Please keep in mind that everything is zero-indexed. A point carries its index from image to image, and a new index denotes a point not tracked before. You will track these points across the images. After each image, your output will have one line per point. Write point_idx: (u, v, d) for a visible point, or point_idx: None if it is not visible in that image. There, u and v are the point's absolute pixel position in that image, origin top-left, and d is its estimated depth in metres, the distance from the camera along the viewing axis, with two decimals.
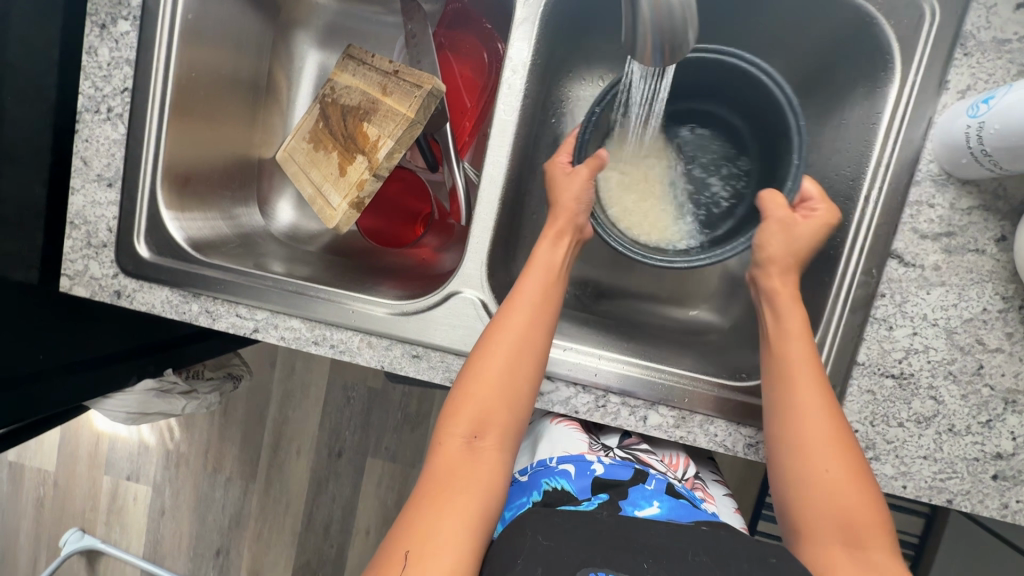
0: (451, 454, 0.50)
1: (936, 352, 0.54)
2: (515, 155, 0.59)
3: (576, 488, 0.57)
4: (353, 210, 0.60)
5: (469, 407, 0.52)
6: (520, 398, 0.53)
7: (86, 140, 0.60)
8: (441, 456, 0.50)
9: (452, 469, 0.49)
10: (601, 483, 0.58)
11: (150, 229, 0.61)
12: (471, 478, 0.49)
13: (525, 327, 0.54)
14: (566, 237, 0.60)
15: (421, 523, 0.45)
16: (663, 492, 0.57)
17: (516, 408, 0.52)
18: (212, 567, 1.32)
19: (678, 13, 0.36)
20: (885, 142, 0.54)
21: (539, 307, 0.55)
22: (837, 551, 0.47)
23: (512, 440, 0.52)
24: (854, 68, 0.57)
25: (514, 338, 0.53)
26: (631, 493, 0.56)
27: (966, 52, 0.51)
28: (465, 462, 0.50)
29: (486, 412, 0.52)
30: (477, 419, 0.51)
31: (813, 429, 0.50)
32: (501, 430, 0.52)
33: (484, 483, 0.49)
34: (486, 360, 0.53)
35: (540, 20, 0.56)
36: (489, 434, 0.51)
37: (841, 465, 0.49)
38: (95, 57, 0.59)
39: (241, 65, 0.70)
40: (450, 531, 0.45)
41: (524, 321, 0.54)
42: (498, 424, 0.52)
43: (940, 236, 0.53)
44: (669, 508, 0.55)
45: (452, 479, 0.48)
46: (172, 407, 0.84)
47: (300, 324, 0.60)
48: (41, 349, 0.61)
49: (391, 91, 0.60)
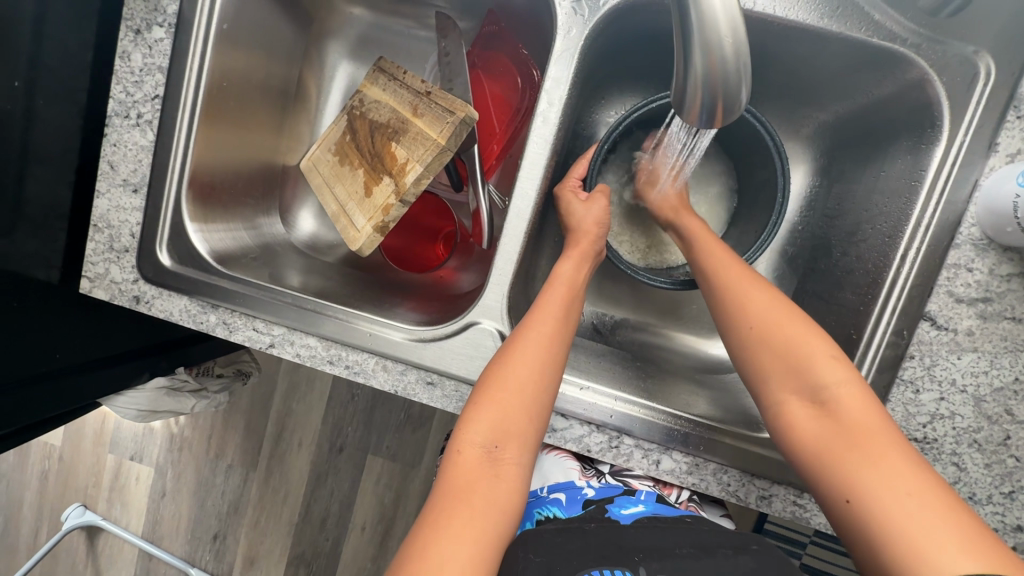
0: (469, 462, 0.49)
1: (961, 420, 0.52)
2: (544, 186, 0.58)
3: (567, 513, 0.58)
4: (377, 233, 0.60)
5: (490, 415, 0.50)
6: (540, 405, 0.51)
7: (114, 145, 0.60)
8: (458, 463, 0.49)
9: (469, 480, 0.48)
10: (591, 500, 0.57)
11: (173, 237, 0.61)
12: (486, 488, 0.47)
13: (547, 342, 0.53)
14: (588, 261, 0.60)
15: (433, 550, 0.43)
16: (652, 500, 0.58)
17: (532, 403, 0.51)
18: (208, 552, 1.32)
19: (733, 71, 0.34)
20: (927, 201, 0.52)
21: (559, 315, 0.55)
22: (796, 408, 0.48)
23: (529, 451, 0.50)
24: (897, 120, 0.55)
25: (537, 345, 0.53)
26: (618, 498, 0.57)
27: (1019, 115, 0.49)
28: (484, 474, 0.48)
29: (504, 410, 0.50)
30: (495, 427, 0.50)
31: (749, 293, 0.52)
32: (519, 441, 0.50)
33: (501, 503, 0.47)
34: (509, 367, 0.51)
35: (579, 54, 0.55)
36: (510, 445, 0.50)
37: (774, 312, 0.50)
38: (128, 62, 0.59)
39: (273, 72, 0.70)
40: (463, 553, 0.43)
41: (544, 332, 0.54)
42: (519, 437, 0.50)
43: (976, 301, 0.51)
44: (653, 507, 0.56)
45: (469, 496, 0.47)
46: (182, 406, 0.84)
47: (316, 343, 0.59)
48: (58, 348, 0.61)
49: (422, 113, 0.59)
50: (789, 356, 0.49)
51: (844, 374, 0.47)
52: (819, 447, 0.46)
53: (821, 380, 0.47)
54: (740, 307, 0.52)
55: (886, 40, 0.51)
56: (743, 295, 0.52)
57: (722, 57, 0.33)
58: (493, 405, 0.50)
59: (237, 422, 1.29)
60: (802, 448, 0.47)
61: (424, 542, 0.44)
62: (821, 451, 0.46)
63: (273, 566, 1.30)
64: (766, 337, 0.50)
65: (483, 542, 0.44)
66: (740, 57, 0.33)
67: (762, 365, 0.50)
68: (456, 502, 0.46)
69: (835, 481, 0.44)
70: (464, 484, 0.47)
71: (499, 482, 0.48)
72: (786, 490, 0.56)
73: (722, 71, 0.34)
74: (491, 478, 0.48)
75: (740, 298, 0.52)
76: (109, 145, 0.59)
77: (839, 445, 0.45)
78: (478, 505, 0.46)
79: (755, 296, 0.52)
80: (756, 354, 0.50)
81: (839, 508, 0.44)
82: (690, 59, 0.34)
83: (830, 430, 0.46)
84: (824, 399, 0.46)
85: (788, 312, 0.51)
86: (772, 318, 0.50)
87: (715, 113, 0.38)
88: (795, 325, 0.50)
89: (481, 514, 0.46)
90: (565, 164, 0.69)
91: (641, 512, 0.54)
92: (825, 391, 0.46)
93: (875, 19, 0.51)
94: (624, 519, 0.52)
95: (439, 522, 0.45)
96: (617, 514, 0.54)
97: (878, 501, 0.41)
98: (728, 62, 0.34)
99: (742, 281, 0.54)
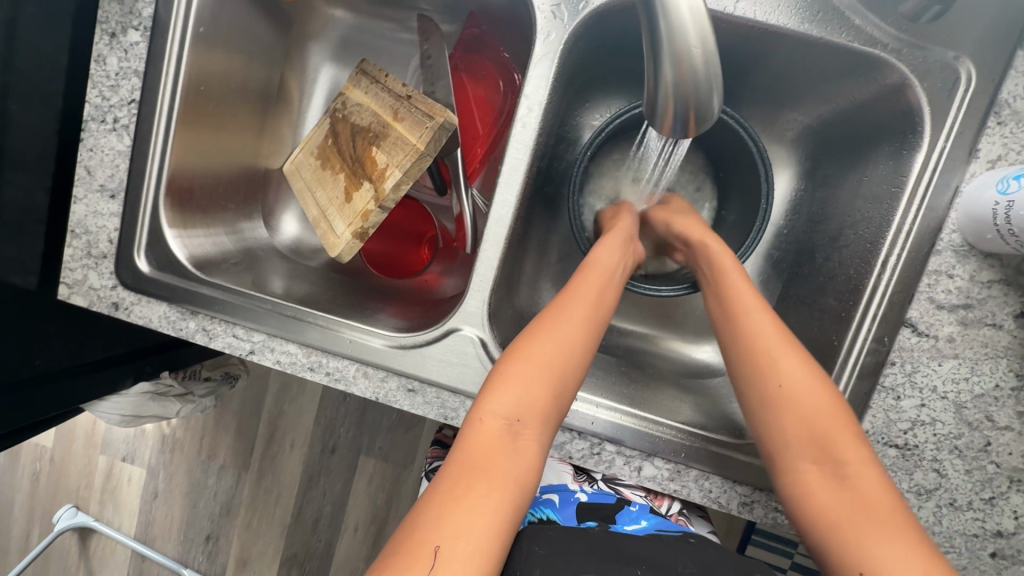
0: (489, 433, 0.48)
1: (942, 426, 0.52)
2: (525, 191, 0.58)
3: (561, 517, 0.58)
4: (356, 239, 0.59)
5: (516, 388, 0.50)
6: (565, 388, 0.51)
7: (91, 149, 0.59)
8: (478, 433, 0.48)
9: (490, 450, 0.47)
10: (587, 509, 0.58)
11: (151, 243, 0.60)
12: (506, 461, 0.47)
13: (580, 325, 0.53)
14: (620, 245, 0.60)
15: (452, 521, 0.43)
16: (648, 512, 0.58)
17: (559, 381, 0.51)
18: (200, 554, 1.32)
19: (703, 81, 0.34)
20: (907, 208, 0.52)
21: (593, 306, 0.55)
22: (810, 472, 0.47)
23: (551, 433, 0.50)
24: (879, 125, 0.55)
25: (569, 326, 0.53)
26: (619, 516, 0.57)
27: (999, 121, 0.49)
28: (506, 447, 0.48)
29: (531, 385, 0.50)
30: (522, 401, 0.49)
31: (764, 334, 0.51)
32: (543, 419, 0.50)
33: (519, 480, 0.47)
34: (539, 345, 0.51)
35: (559, 58, 0.55)
36: (532, 422, 0.49)
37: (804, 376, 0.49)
38: (103, 66, 0.58)
39: (254, 74, 0.69)
40: (479, 531, 0.43)
41: (577, 316, 0.54)
42: (541, 414, 0.50)
43: (957, 307, 0.51)
44: (655, 522, 0.56)
45: (491, 469, 0.46)
46: (166, 410, 0.83)
47: (297, 350, 0.59)
48: (37, 354, 0.61)
49: (402, 117, 0.59)
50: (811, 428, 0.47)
51: (861, 454, 0.46)
52: (827, 511, 0.45)
53: (841, 454, 0.46)
54: (764, 364, 0.50)
55: (866, 45, 0.51)
56: (771, 350, 0.50)
57: (692, 67, 0.33)
58: (521, 379, 0.50)
59: (228, 423, 1.28)
60: (809, 507, 0.47)
61: (441, 511, 0.44)
62: (832, 512, 0.45)
63: (266, 567, 1.30)
64: (786, 405, 0.48)
65: (500, 518, 0.44)
66: (710, 67, 0.33)
67: (781, 430, 0.49)
68: (477, 473, 0.46)
69: (838, 542, 0.44)
70: (484, 456, 0.47)
71: (519, 457, 0.48)
72: (768, 496, 0.56)
73: (693, 81, 0.34)
74: (512, 453, 0.48)
75: (765, 357, 0.50)
76: (85, 150, 0.59)
77: (851, 510, 0.44)
78: (497, 481, 0.46)
79: (786, 359, 0.50)
80: (775, 419, 0.49)
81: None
82: (660, 70, 0.34)
83: (843, 496, 0.45)
84: (841, 467, 0.46)
85: (819, 382, 0.49)
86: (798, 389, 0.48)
87: (689, 123, 0.37)
88: (821, 397, 0.48)
89: (498, 491, 0.46)
90: (549, 167, 0.69)
91: (643, 528, 0.54)
92: (845, 464, 0.46)
93: (856, 23, 0.50)
94: (630, 533, 0.53)
95: (458, 494, 0.45)
96: (621, 529, 0.54)
97: (885, 563, 0.41)
98: (698, 71, 0.33)
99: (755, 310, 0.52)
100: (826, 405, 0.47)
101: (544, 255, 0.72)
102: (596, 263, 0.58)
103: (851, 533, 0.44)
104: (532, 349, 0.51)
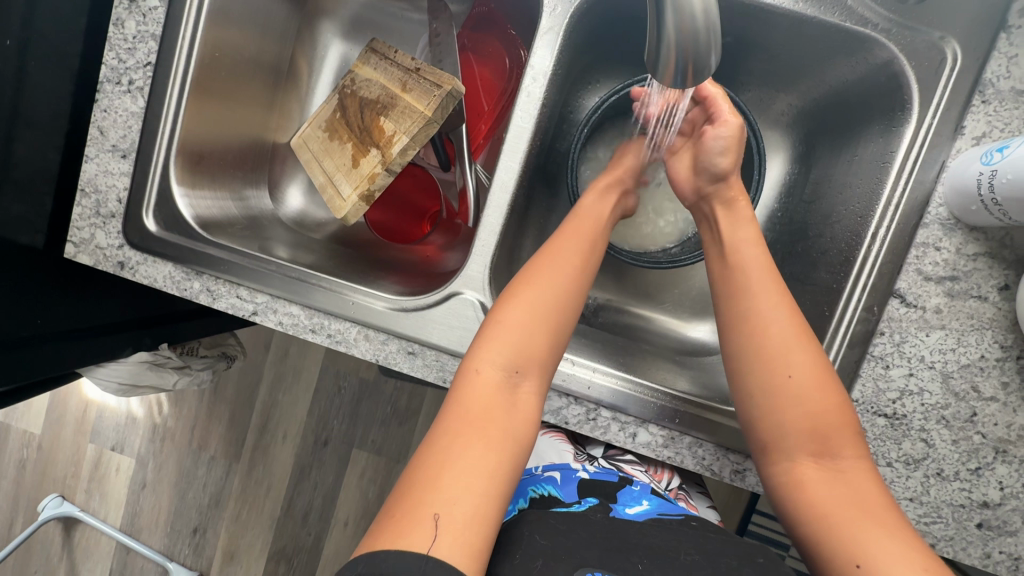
0: (488, 387, 0.50)
1: (929, 396, 0.54)
2: (528, 162, 0.60)
3: (563, 493, 0.58)
4: (363, 202, 0.61)
5: (507, 342, 0.51)
6: (558, 340, 0.53)
7: (105, 110, 0.60)
8: (474, 387, 0.50)
9: (485, 402, 0.49)
10: (588, 486, 0.59)
11: (160, 203, 0.61)
12: (505, 412, 0.49)
13: (570, 277, 0.55)
14: (609, 193, 0.62)
15: (444, 487, 0.44)
16: (650, 493, 0.58)
17: (552, 332, 0.53)
18: (187, 546, 1.30)
19: (702, 32, 0.35)
20: (895, 182, 0.54)
21: (578, 265, 0.56)
22: (807, 470, 0.50)
23: (547, 383, 0.53)
24: (872, 104, 0.57)
25: (557, 277, 0.55)
26: (620, 496, 0.57)
27: (983, 100, 0.51)
28: (501, 397, 0.50)
29: (523, 337, 0.52)
30: (517, 352, 0.51)
31: (777, 327, 0.51)
32: (538, 369, 0.52)
33: (516, 428, 0.49)
34: (526, 295, 0.53)
35: (564, 31, 0.57)
36: (527, 373, 0.51)
37: (809, 375, 0.50)
38: (121, 29, 0.59)
39: (266, 49, 0.71)
40: (471, 489, 0.44)
41: (563, 272, 0.55)
42: (536, 363, 0.52)
43: (944, 279, 0.53)
44: (657, 504, 0.56)
45: (484, 418, 0.48)
46: (162, 381, 0.84)
47: (300, 311, 0.60)
48: (39, 314, 0.61)
49: (410, 88, 0.61)
50: (812, 422, 0.50)
51: (856, 453, 0.49)
52: (822, 501, 0.48)
53: (840, 450, 0.49)
54: (775, 358, 0.51)
55: (857, 25, 0.53)
56: (784, 347, 0.51)
57: (692, 16, 0.35)
58: (513, 329, 0.52)
59: (221, 410, 1.28)
60: (804, 502, 0.49)
61: (433, 474, 0.45)
62: (825, 507, 0.48)
63: (253, 561, 1.28)
64: (792, 402, 0.50)
65: (497, 470, 0.46)
66: (709, 17, 0.35)
67: (781, 429, 0.51)
68: (472, 425, 0.48)
69: (830, 534, 0.47)
70: (484, 409, 0.49)
71: (516, 409, 0.50)
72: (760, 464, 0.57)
73: (693, 32, 0.35)
74: (507, 403, 0.50)
75: (774, 359, 0.51)
76: (99, 111, 0.60)
77: (847, 507, 0.47)
78: (494, 430, 0.48)
79: (793, 354, 0.50)
80: (777, 415, 0.51)
81: (843, 567, 0.46)
82: (663, 22, 0.36)
83: (839, 491, 0.48)
84: (837, 460, 0.49)
85: (826, 380, 0.50)
86: (805, 387, 0.50)
87: (688, 75, 0.39)
88: (828, 395, 0.50)
89: (496, 443, 0.47)
90: (551, 145, 0.71)
91: (645, 511, 0.54)
92: (842, 458, 0.49)
93: (848, 5, 0.53)
94: (632, 517, 0.53)
95: (451, 448, 0.46)
96: (622, 513, 0.54)
97: (878, 556, 0.44)
98: (698, 23, 0.35)
99: (772, 308, 0.52)
100: (832, 404, 0.49)
101: (544, 233, 0.74)
102: (582, 214, 0.60)
103: (842, 522, 0.47)
104: (520, 301, 0.53)
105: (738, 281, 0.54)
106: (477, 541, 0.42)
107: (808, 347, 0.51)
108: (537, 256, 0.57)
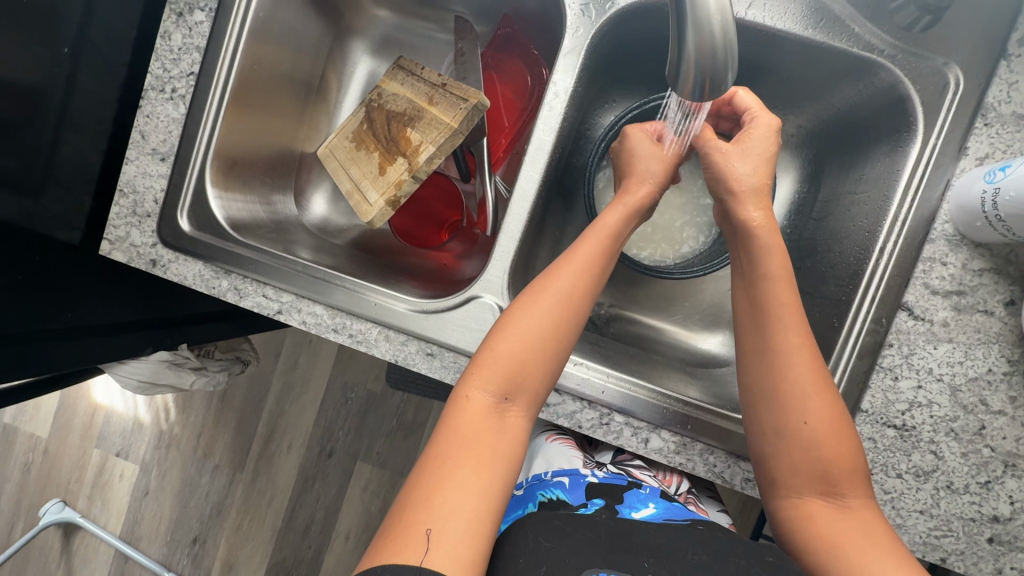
0: (479, 411, 0.51)
1: (938, 408, 0.55)
2: (547, 173, 0.62)
3: (571, 496, 0.59)
4: (389, 207, 0.64)
5: (501, 369, 0.52)
6: (553, 368, 0.54)
7: (147, 115, 0.63)
8: (465, 411, 0.51)
9: (477, 427, 0.50)
10: (596, 490, 0.60)
11: (194, 205, 0.64)
12: (495, 438, 0.50)
13: (571, 304, 0.55)
14: (635, 213, 0.61)
15: (442, 503, 0.45)
16: (658, 496, 0.59)
17: (547, 362, 0.53)
18: (185, 556, 1.30)
19: (720, 51, 0.38)
20: (902, 199, 0.56)
21: (581, 293, 0.56)
22: (812, 489, 0.51)
23: (537, 409, 0.54)
24: (878, 126, 0.60)
25: (560, 304, 0.54)
26: (627, 497, 0.58)
27: (986, 123, 0.53)
28: (490, 423, 0.51)
29: (517, 365, 0.52)
30: (510, 382, 0.52)
31: (792, 359, 0.52)
32: (530, 398, 0.53)
33: (507, 455, 0.50)
34: (525, 322, 0.54)
35: (585, 52, 0.60)
36: (518, 400, 0.52)
37: (820, 404, 0.50)
38: (168, 40, 0.63)
39: (301, 64, 0.75)
40: (470, 506, 0.45)
41: (566, 300, 0.55)
42: (528, 392, 0.53)
43: (951, 294, 0.54)
44: (664, 508, 0.56)
45: (476, 442, 0.49)
46: (181, 381, 0.86)
47: (323, 311, 0.62)
48: (70, 307, 0.62)
49: (437, 101, 0.64)
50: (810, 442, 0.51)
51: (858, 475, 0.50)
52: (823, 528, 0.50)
53: (851, 463, 0.50)
54: (789, 390, 0.51)
55: (864, 50, 0.56)
56: (797, 362, 0.51)
57: (711, 37, 0.37)
58: (508, 357, 0.52)
59: (229, 418, 1.29)
60: (807, 524, 0.51)
61: (431, 489, 0.46)
62: (832, 536, 0.49)
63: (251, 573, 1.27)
64: (795, 445, 0.51)
65: (492, 493, 0.47)
66: (727, 38, 0.38)
67: (791, 461, 0.51)
68: (463, 449, 0.49)
69: (832, 559, 0.48)
70: (474, 435, 0.50)
71: (505, 435, 0.51)
72: None
73: (711, 51, 0.38)
74: (497, 429, 0.51)
75: (792, 369, 0.51)
76: (141, 116, 0.63)
77: (851, 533, 0.48)
78: (485, 456, 0.49)
79: (800, 369, 0.51)
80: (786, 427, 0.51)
81: None
82: (684, 41, 0.39)
83: (846, 518, 0.49)
84: (847, 482, 0.50)
85: (839, 424, 0.50)
86: (817, 420, 0.50)
87: (706, 90, 0.42)
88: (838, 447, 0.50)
89: (489, 467, 0.48)
90: (568, 162, 0.74)
91: (651, 515, 0.55)
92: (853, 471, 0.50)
93: (855, 31, 0.56)
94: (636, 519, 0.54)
95: (446, 466, 0.47)
96: (627, 516, 0.55)
97: None
98: (716, 44, 0.38)
99: (789, 319, 0.53)
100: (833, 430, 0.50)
101: (558, 244, 0.76)
102: (600, 231, 0.59)
103: (844, 547, 0.48)
104: (518, 328, 0.53)
105: (757, 299, 0.54)
106: (470, 557, 0.43)
107: (818, 372, 0.51)
108: (541, 278, 0.57)
